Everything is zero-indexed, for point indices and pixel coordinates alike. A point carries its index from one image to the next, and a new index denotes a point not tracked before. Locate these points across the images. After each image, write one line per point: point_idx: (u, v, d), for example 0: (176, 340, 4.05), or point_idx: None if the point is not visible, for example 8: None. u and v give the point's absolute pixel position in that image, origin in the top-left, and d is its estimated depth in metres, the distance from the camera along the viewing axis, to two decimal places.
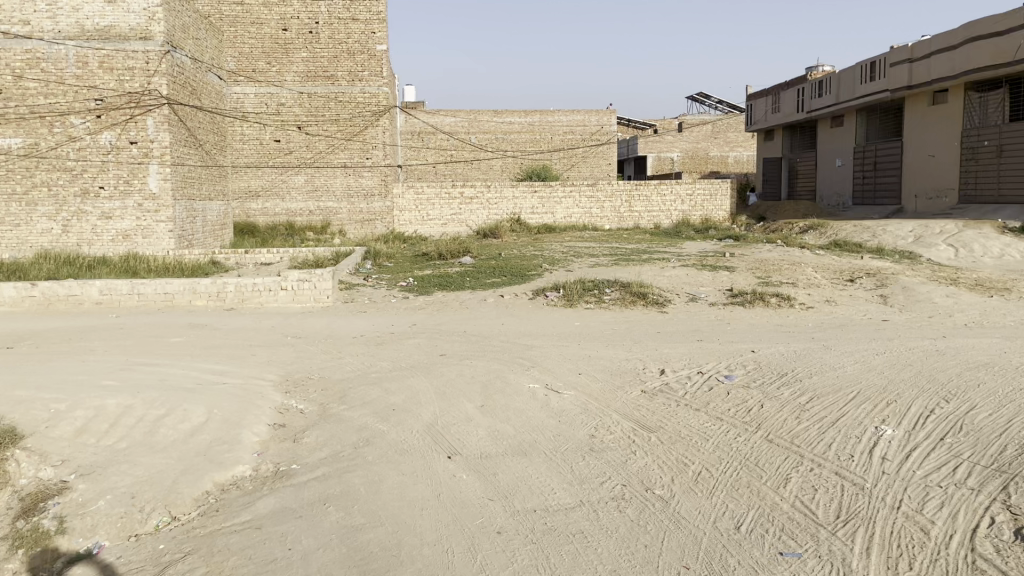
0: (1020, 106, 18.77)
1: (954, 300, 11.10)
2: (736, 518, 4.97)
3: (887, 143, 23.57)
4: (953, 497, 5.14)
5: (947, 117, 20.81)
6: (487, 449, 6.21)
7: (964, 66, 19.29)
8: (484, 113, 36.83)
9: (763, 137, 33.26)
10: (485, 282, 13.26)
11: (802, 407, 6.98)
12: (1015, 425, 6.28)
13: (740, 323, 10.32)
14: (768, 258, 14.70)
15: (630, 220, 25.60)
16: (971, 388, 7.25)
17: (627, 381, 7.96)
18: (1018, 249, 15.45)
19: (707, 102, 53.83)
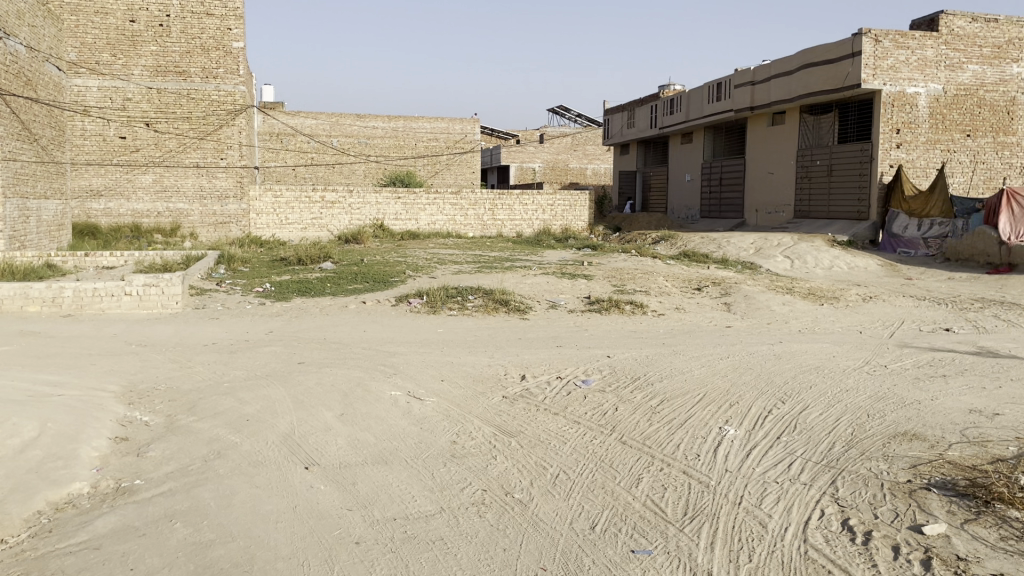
0: (847, 129, 20.35)
1: (790, 307, 11.92)
2: (591, 518, 5.13)
3: (733, 160, 25.05)
4: (787, 492, 5.52)
5: (785, 137, 22.35)
6: (347, 458, 6.11)
7: (800, 91, 20.80)
8: (347, 116, 36.25)
9: (619, 151, 34.53)
10: (347, 289, 13.05)
11: (653, 410, 7.31)
12: (842, 425, 6.84)
13: (597, 329, 10.66)
14: (624, 267, 15.26)
15: (493, 228, 25.89)
16: (803, 389, 7.82)
17: (488, 387, 8.04)
18: (845, 262, 16.82)
19: (568, 116, 55.28)
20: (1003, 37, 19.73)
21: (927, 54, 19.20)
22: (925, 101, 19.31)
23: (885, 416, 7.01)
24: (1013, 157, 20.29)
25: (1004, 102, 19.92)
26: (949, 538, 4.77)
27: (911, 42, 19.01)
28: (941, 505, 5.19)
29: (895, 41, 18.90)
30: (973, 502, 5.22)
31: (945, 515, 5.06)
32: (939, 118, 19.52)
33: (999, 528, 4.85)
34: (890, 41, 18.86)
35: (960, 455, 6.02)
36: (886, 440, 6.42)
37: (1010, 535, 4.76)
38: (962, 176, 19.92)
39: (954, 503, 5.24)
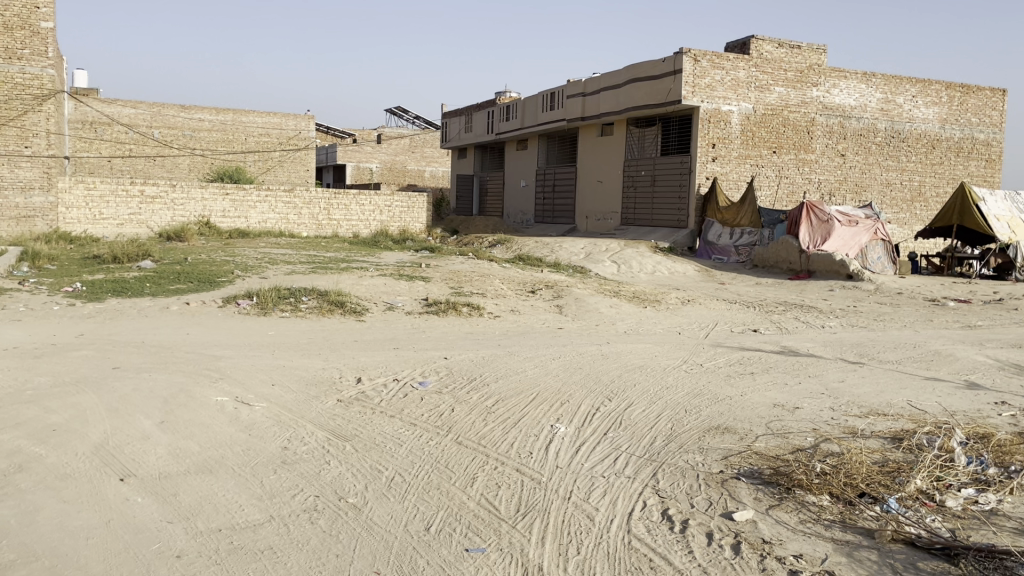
0: (669, 142, 21.58)
1: (616, 310, 12.51)
2: (426, 520, 5.16)
3: (566, 167, 25.90)
4: (613, 486, 5.80)
5: (613, 148, 23.38)
6: (167, 468, 5.79)
7: (627, 103, 21.80)
8: (169, 106, 34.23)
9: (457, 154, 34.78)
10: (169, 289, 12.34)
11: (488, 410, 7.43)
12: (662, 420, 7.27)
13: (433, 331, 10.69)
14: (460, 270, 15.43)
15: (328, 228, 25.31)
16: (629, 387, 8.24)
17: (322, 390, 7.88)
18: (667, 267, 17.86)
19: (406, 117, 55.03)
20: (805, 63, 21.67)
21: (739, 75, 20.72)
22: (737, 119, 20.84)
23: (701, 411, 7.51)
24: (812, 173, 22.33)
25: (805, 122, 21.88)
26: (755, 522, 5.20)
27: (725, 63, 20.44)
28: (749, 493, 5.65)
29: (712, 62, 20.24)
30: (776, 489, 5.71)
31: (752, 502, 5.51)
32: (749, 134, 21.11)
33: (798, 512, 5.34)
34: (708, 61, 20.18)
35: (765, 446, 6.57)
36: (701, 433, 6.90)
37: (808, 517, 5.26)
38: (769, 189, 21.69)
39: (760, 490, 5.71)
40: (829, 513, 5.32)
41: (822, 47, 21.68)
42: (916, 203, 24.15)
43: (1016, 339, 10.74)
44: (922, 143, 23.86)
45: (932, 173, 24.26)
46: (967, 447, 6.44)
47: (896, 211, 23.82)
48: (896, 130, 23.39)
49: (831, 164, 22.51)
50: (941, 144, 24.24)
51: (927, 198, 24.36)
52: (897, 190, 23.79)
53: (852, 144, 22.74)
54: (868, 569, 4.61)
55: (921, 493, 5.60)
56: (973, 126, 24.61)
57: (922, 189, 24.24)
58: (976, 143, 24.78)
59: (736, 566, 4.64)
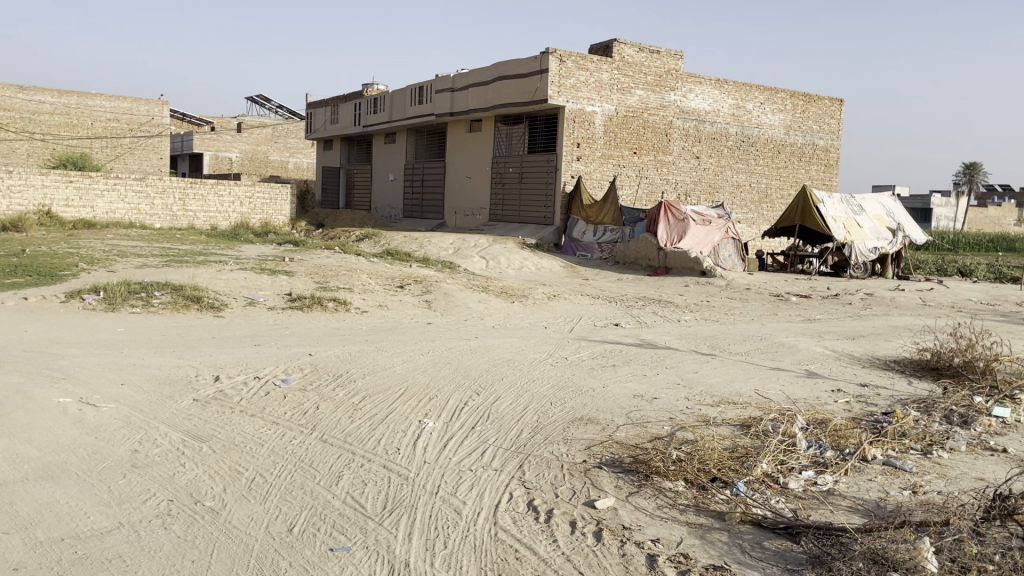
0: (536, 140, 21.95)
1: (485, 305, 12.62)
2: (289, 520, 5.03)
3: (434, 162, 25.83)
4: (480, 479, 5.85)
5: (482, 144, 23.53)
6: (2, 476, 5.35)
7: (495, 101, 21.98)
8: (4, 86, 31.56)
9: (322, 146, 33.97)
10: (4, 283, 11.39)
11: (354, 407, 7.32)
12: (528, 412, 7.40)
13: (297, 327, 10.41)
14: (326, 264, 15.11)
15: (184, 220, 24.09)
16: (496, 380, 8.34)
17: (177, 390, 7.51)
18: (533, 263, 18.18)
19: (268, 106, 53.22)
20: (664, 68, 22.61)
21: (602, 77, 21.34)
22: (601, 119, 21.45)
23: (566, 403, 7.70)
24: (670, 174, 23.33)
25: (664, 125, 22.84)
26: (616, 510, 5.39)
27: (590, 65, 20.99)
28: (611, 481, 5.85)
29: (577, 63, 20.73)
30: (636, 477, 5.94)
31: (614, 490, 5.71)
32: (612, 135, 21.80)
33: (656, 498, 5.59)
34: (573, 62, 20.65)
35: (626, 436, 6.82)
36: (566, 425, 7.07)
37: (664, 503, 5.50)
38: (630, 188, 22.49)
39: (620, 478, 5.93)
40: (684, 498, 5.60)
41: (680, 53, 22.68)
42: (763, 204, 25.71)
43: (849, 331, 11.67)
44: (768, 148, 25.42)
45: (777, 176, 25.88)
46: (808, 432, 6.94)
47: (745, 211, 25.26)
48: (746, 135, 24.82)
49: (688, 166, 23.60)
50: (785, 149, 25.92)
51: (773, 200, 25.98)
52: (746, 191, 25.24)
53: (706, 147, 23.93)
54: (718, 550, 4.88)
55: (767, 477, 5.98)
56: (813, 133, 26.48)
57: (768, 191, 25.81)
58: (815, 149, 26.66)
59: (598, 553, 4.79)
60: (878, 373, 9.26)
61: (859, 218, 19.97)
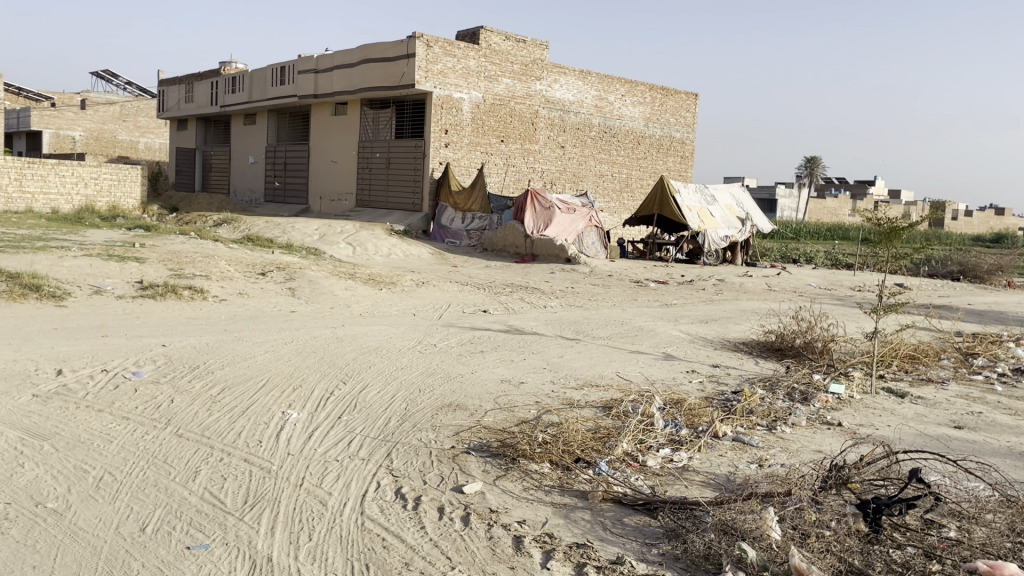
0: (403, 125, 21.71)
1: (351, 292, 12.40)
2: (141, 519, 4.79)
3: (297, 145, 25.07)
4: (346, 469, 5.77)
5: (347, 128, 23.04)
6: None
7: (361, 84, 21.56)
8: None
9: (176, 126, 32.25)
10: None
11: (213, 399, 7.03)
12: (396, 400, 7.36)
13: (149, 316, 9.86)
14: (181, 250, 14.39)
15: (21, 203, 22.12)
16: (363, 369, 8.24)
17: (14, 385, 6.96)
18: (401, 250, 18.03)
19: (116, 83, 49.92)
20: (530, 57, 22.91)
21: (469, 64, 21.36)
22: (468, 106, 21.48)
23: (434, 390, 7.71)
24: (536, 162, 23.69)
25: (530, 114, 23.17)
26: (483, 494, 5.46)
27: (456, 51, 20.94)
28: (478, 466, 5.92)
29: (444, 49, 20.63)
30: (503, 460, 6.04)
31: (481, 474, 5.78)
32: (479, 123, 21.88)
33: (522, 480, 5.70)
34: (439, 48, 20.53)
35: (493, 420, 6.91)
36: (434, 411, 7.09)
37: (530, 485, 5.63)
38: (497, 176, 22.68)
39: (488, 462, 6.01)
40: (549, 479, 5.74)
41: (545, 43, 23.04)
42: (625, 193, 26.57)
43: (702, 315, 12.29)
44: (629, 139, 26.28)
45: (638, 167, 26.81)
46: (665, 412, 7.28)
47: (607, 200, 26.01)
48: (608, 126, 25.56)
49: (553, 155, 24.05)
50: (645, 141, 26.88)
51: (634, 189, 26.89)
52: (609, 181, 25.99)
53: (571, 137, 24.48)
54: (581, 528, 5.04)
55: (627, 456, 6.22)
56: (670, 125, 27.60)
57: (629, 181, 26.69)
58: (673, 141, 27.82)
59: (465, 537, 4.83)
60: (728, 354, 9.81)
61: (711, 208, 21.03)
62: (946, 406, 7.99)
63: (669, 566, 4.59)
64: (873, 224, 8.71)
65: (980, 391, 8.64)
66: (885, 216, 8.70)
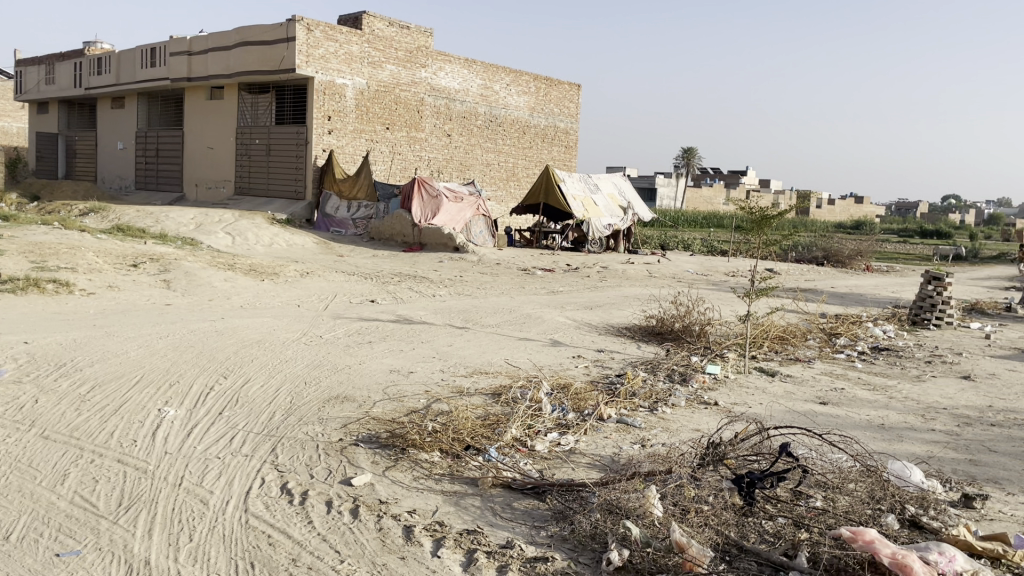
0: (284, 111, 21.07)
1: (232, 283, 11.98)
2: (4, 529, 4.49)
3: (170, 130, 23.92)
4: (228, 466, 5.59)
5: (224, 113, 22.17)
6: None
7: (238, 68, 20.76)
8: None
9: (35, 109, 30.15)
10: None
11: (81, 398, 6.66)
12: (280, 394, 7.18)
13: (8, 312, 9.20)
14: (44, 241, 13.49)
15: None
16: (245, 362, 7.99)
17: None
18: (284, 240, 17.54)
19: None
20: (414, 44, 22.68)
21: (352, 49, 20.94)
22: (351, 93, 21.06)
23: (320, 382, 7.56)
24: (422, 150, 23.53)
25: (415, 101, 22.98)
26: (373, 485, 5.41)
27: (339, 36, 20.48)
28: (368, 457, 5.86)
29: (325, 33, 20.13)
30: (392, 451, 6.01)
31: (370, 466, 5.73)
32: (363, 109, 21.52)
33: (412, 470, 5.69)
34: (321, 32, 20.02)
35: (382, 411, 6.86)
36: (321, 404, 6.96)
37: (420, 474, 5.62)
38: (383, 164, 22.38)
39: (377, 453, 5.96)
40: (439, 468, 5.75)
41: (429, 31, 22.88)
42: (511, 182, 26.79)
43: (587, 302, 12.57)
44: (514, 128, 26.50)
45: (523, 156, 27.07)
46: (552, 396, 7.42)
47: (494, 188, 26.14)
48: (493, 115, 25.67)
49: (439, 143, 23.97)
50: (530, 130, 27.18)
51: (520, 178, 27.15)
52: (495, 169, 26.12)
53: (457, 125, 24.46)
54: (471, 514, 5.08)
55: (517, 441, 6.31)
56: (555, 115, 28.01)
57: (515, 170, 26.92)
58: (557, 131, 28.26)
59: (355, 529, 4.79)
60: (612, 339, 10.08)
61: (596, 197, 21.52)
62: (812, 382, 8.52)
63: (557, 547, 4.69)
64: (745, 212, 9.13)
65: (842, 368, 9.25)
66: (756, 204, 9.14)
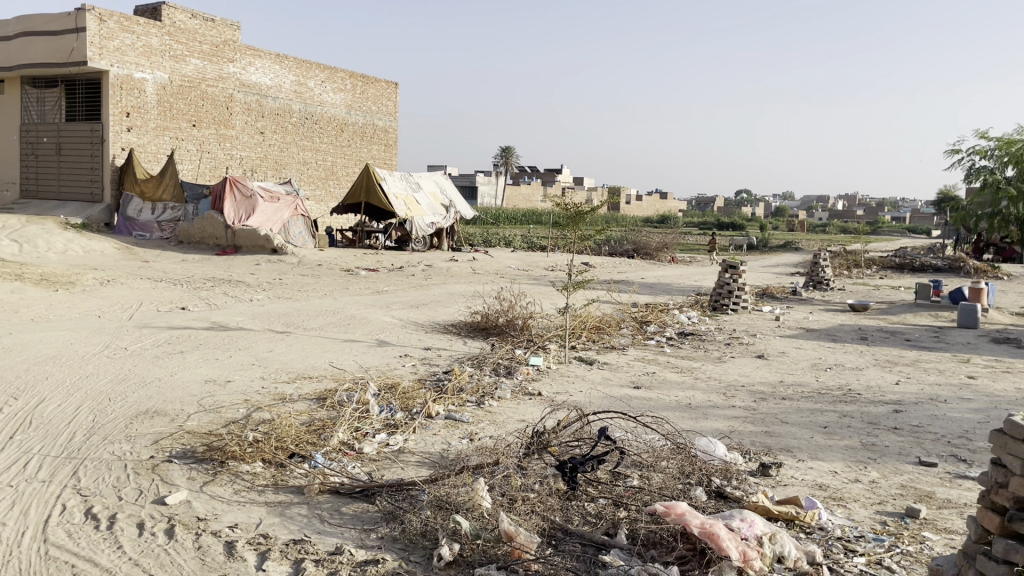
0: (76, 107, 19.41)
1: (20, 295, 10.90)
2: None
3: None
4: (22, 495, 5.09)
5: (6, 110, 20.14)
6: None
7: (20, 60, 18.89)
8: None
9: None
10: None
11: None
12: (81, 412, 6.63)
13: None
14: None
15: None
16: (38, 381, 7.31)
17: None
18: (80, 245, 16.17)
19: None
20: (220, 38, 21.64)
21: (151, 42, 19.62)
22: (152, 88, 19.74)
23: (126, 398, 7.05)
24: (233, 149, 22.50)
25: (224, 97, 21.93)
26: (189, 502, 5.13)
27: (135, 27, 19.11)
28: (182, 473, 5.55)
29: (120, 24, 18.72)
30: (210, 465, 5.72)
31: (186, 482, 5.42)
32: (166, 105, 20.23)
33: (233, 484, 5.44)
34: (115, 23, 18.61)
35: (198, 424, 6.51)
36: (128, 421, 6.50)
37: (242, 487, 5.39)
38: (190, 163, 21.18)
39: (193, 469, 5.65)
40: (262, 479, 5.55)
41: (236, 24, 21.89)
42: (330, 181, 26.21)
43: (412, 300, 12.56)
44: (331, 126, 25.96)
45: (342, 155, 26.58)
46: (379, 397, 7.36)
47: (313, 187, 25.47)
48: (308, 112, 25.01)
49: (251, 142, 23.03)
50: (347, 128, 26.71)
51: (339, 177, 26.62)
52: (313, 168, 25.43)
53: (270, 123, 23.61)
54: (297, 524, 4.93)
55: (343, 445, 6.20)
56: (372, 113, 27.72)
57: (334, 168, 26.35)
58: (375, 129, 27.98)
59: (170, 551, 4.52)
60: (437, 336, 10.13)
61: (417, 195, 21.50)
62: (626, 368, 9.00)
63: (387, 548, 4.65)
64: (561, 208, 9.47)
65: (653, 353, 9.85)
66: (570, 201, 9.51)
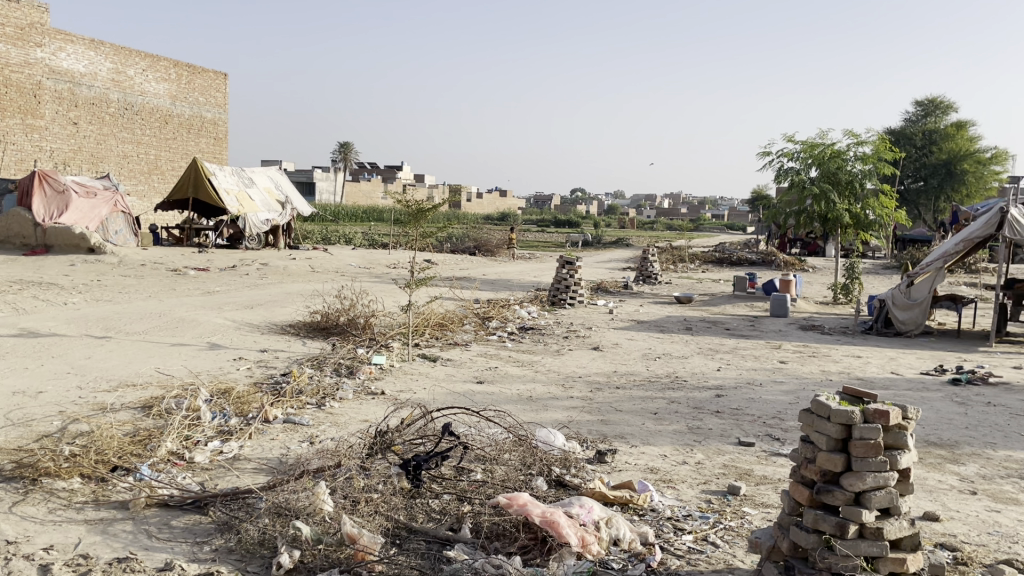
0: None
1: None
2: None
3: None
4: None
5: None
6: None
7: None
8: None
9: None
10: None
11: None
12: None
13: None
14: None
15: None
16: None
17: None
18: None
19: None
20: (25, 20, 19.85)
21: None
22: None
23: None
24: (42, 140, 20.71)
25: (30, 84, 20.16)
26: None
27: None
28: None
29: None
30: (20, 484, 5.25)
31: None
32: None
33: (46, 502, 5.03)
34: None
35: (4, 440, 5.96)
36: None
37: (57, 505, 4.99)
38: None
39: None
40: (81, 495, 5.16)
41: (44, 6, 20.18)
42: (153, 175, 24.69)
43: (246, 301, 12.06)
44: (154, 117, 24.45)
45: (166, 148, 25.10)
46: (212, 403, 7.03)
47: (134, 182, 23.88)
48: (128, 102, 23.44)
49: (63, 133, 21.29)
50: (172, 120, 25.24)
51: (163, 171, 25.12)
52: (134, 162, 23.85)
53: (84, 113, 21.92)
54: (121, 541, 4.63)
55: (172, 455, 5.88)
56: (200, 105, 26.35)
57: (158, 162, 24.84)
58: (204, 121, 26.62)
59: None
60: (274, 338, 9.79)
61: (250, 191, 20.66)
62: (469, 364, 9.09)
63: (223, 560, 4.46)
64: (402, 205, 9.39)
65: (495, 348, 10.00)
66: (412, 198, 9.44)
